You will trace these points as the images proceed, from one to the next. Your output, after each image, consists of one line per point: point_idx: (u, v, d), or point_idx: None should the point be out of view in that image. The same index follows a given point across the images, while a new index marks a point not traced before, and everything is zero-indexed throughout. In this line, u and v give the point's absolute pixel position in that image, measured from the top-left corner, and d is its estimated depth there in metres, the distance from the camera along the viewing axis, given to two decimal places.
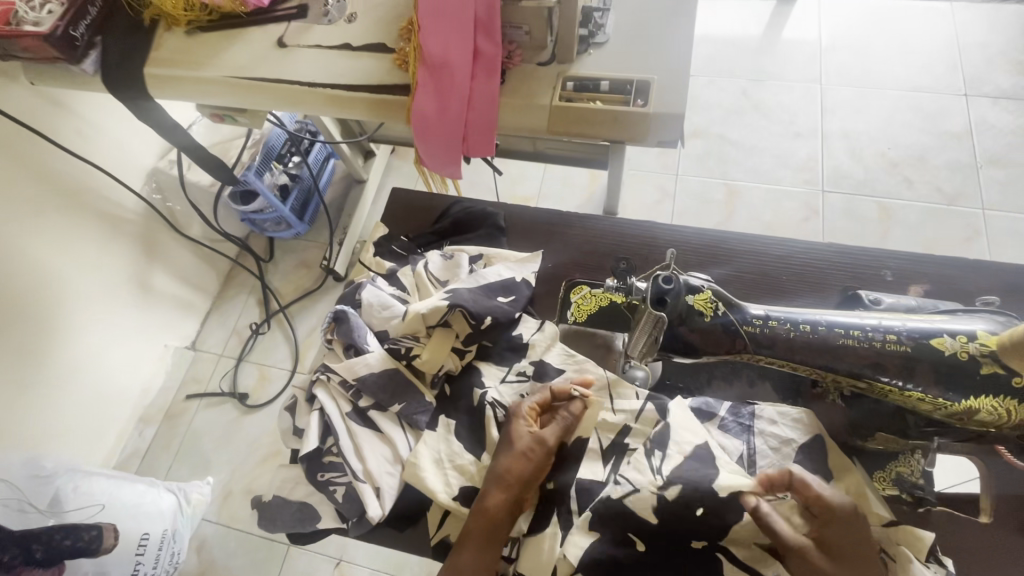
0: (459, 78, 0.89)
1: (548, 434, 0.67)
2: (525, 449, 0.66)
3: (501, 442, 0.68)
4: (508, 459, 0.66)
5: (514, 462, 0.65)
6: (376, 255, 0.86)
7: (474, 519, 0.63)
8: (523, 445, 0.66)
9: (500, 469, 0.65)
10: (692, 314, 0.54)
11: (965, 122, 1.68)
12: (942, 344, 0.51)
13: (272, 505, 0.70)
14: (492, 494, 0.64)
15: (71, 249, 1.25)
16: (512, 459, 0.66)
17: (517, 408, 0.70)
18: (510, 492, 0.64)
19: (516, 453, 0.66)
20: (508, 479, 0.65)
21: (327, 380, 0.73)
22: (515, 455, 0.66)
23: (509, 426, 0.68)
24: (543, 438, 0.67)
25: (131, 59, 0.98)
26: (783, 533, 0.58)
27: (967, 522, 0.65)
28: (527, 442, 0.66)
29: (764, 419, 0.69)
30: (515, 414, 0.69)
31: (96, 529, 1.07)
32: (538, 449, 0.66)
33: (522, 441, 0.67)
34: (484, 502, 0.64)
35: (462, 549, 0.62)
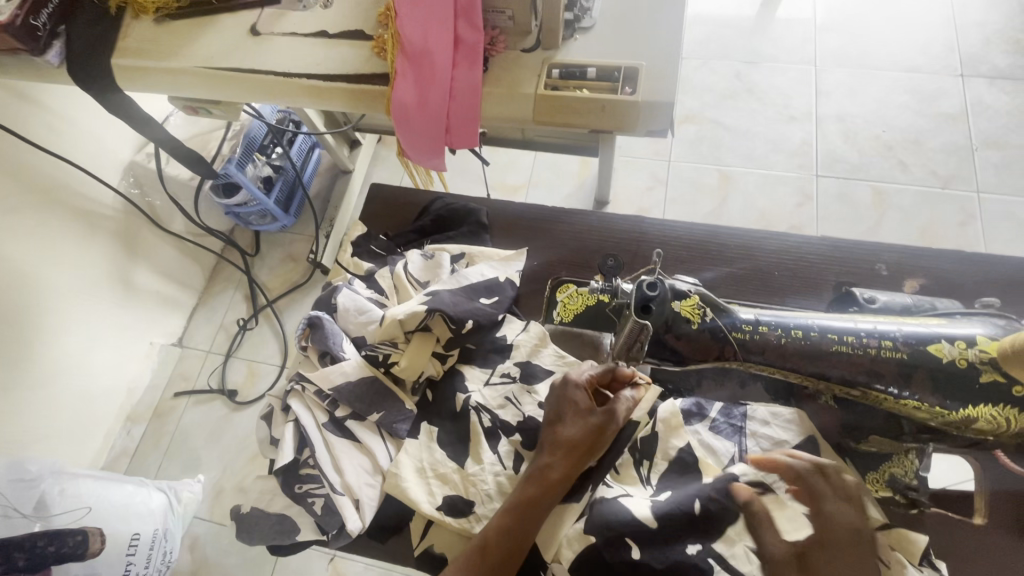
0: (439, 68, 0.85)
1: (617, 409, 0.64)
2: (595, 424, 0.63)
3: (566, 410, 0.64)
4: (577, 431, 0.63)
5: (584, 437, 0.63)
6: (355, 255, 0.83)
7: (534, 485, 0.62)
8: (594, 419, 0.63)
9: (569, 440, 0.63)
10: (679, 320, 0.52)
11: (961, 104, 1.64)
12: (939, 350, 0.49)
13: (250, 518, 0.68)
14: (559, 464, 0.62)
15: (47, 247, 1.21)
16: (582, 432, 0.63)
17: (585, 379, 0.65)
18: (576, 463, 0.63)
19: (585, 425, 0.63)
20: (575, 450, 0.63)
21: (302, 390, 0.70)
22: (586, 428, 0.63)
23: (576, 397, 0.64)
24: (615, 414, 0.64)
25: (96, 47, 0.93)
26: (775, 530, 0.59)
27: (960, 523, 0.63)
28: (596, 416, 0.63)
29: (756, 420, 0.68)
30: (583, 386, 0.65)
31: (82, 534, 1.04)
32: (607, 424, 0.64)
33: (593, 416, 0.63)
34: (549, 470, 0.62)
35: (506, 523, 0.60)
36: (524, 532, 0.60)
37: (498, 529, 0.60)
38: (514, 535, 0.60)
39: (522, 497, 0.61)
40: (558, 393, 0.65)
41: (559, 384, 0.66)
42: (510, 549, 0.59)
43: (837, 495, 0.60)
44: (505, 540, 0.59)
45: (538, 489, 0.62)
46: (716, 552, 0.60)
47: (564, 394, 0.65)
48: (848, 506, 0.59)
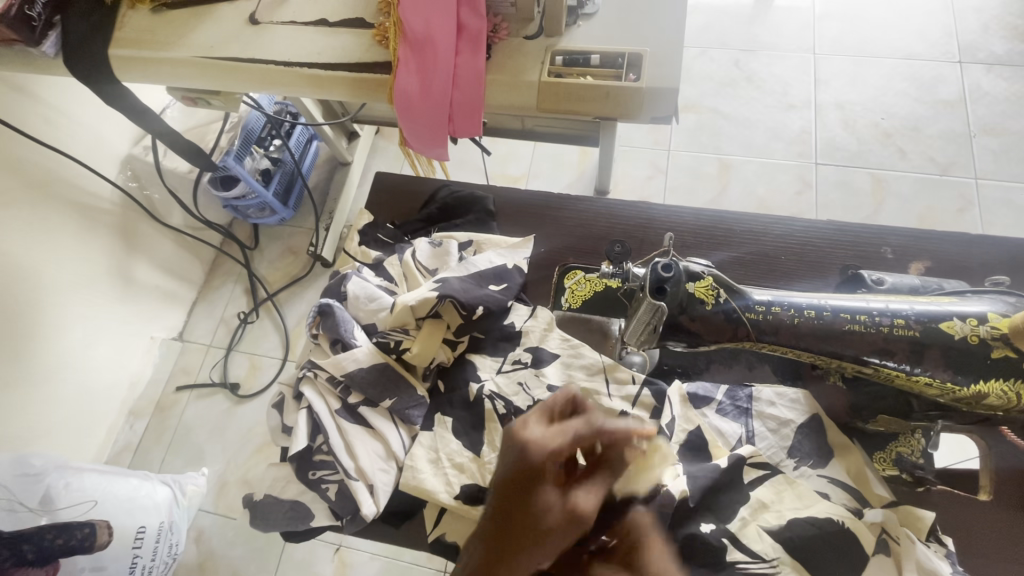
0: (444, 54, 0.84)
1: (588, 499, 0.48)
2: (562, 524, 0.47)
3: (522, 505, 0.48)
4: (533, 530, 0.47)
5: (545, 539, 0.47)
6: (361, 244, 0.83)
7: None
8: (558, 519, 0.47)
9: (504, 527, 0.48)
10: (693, 302, 0.52)
11: (960, 90, 1.65)
12: (951, 327, 0.49)
13: (264, 505, 0.68)
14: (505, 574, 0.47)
15: (46, 241, 1.20)
16: (539, 534, 0.47)
17: (544, 455, 0.49)
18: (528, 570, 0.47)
19: (547, 525, 0.47)
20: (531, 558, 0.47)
21: (314, 377, 0.71)
22: (547, 530, 0.47)
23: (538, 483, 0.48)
24: (583, 503, 0.48)
25: (93, 36, 0.92)
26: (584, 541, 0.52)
27: (967, 502, 0.64)
28: (562, 514, 0.47)
29: (763, 401, 0.69)
30: (544, 464, 0.49)
31: (89, 526, 1.05)
32: (575, 522, 0.48)
33: (558, 512, 0.48)
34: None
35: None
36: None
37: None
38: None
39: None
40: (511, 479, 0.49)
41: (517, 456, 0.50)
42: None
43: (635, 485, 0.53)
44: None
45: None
46: (728, 531, 0.61)
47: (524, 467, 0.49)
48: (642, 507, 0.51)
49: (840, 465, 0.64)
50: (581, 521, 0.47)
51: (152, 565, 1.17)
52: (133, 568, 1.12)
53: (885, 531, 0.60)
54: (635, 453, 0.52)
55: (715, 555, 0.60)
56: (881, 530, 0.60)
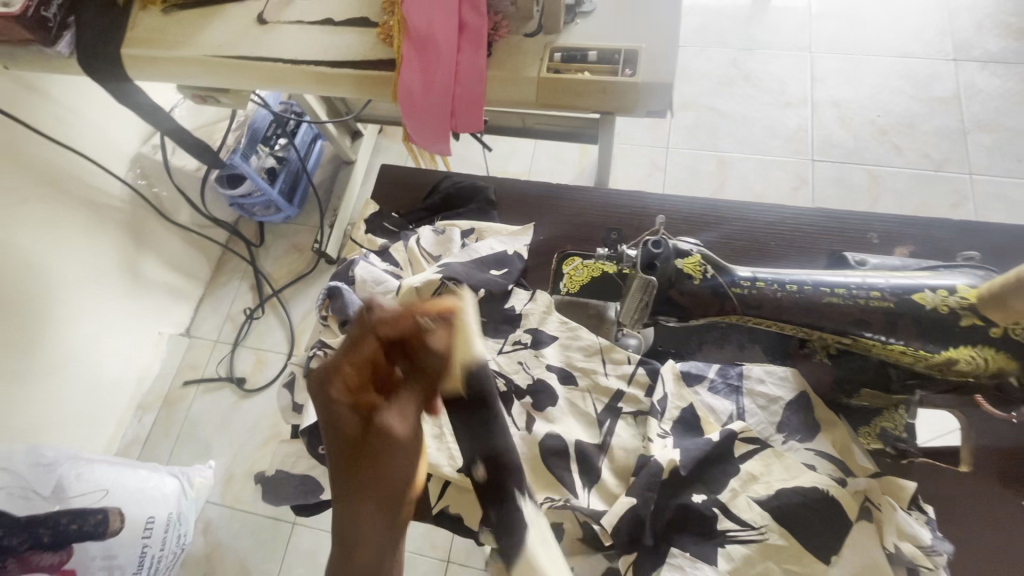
0: (446, 50, 0.88)
1: (392, 400, 0.47)
2: (363, 431, 0.46)
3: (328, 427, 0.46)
4: (343, 445, 0.46)
5: (356, 454, 0.45)
6: (368, 232, 0.86)
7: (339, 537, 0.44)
8: (356, 426, 0.46)
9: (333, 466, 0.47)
10: (682, 277, 0.55)
11: (954, 87, 1.68)
12: (923, 298, 0.52)
13: (276, 480, 0.72)
14: (348, 497, 0.45)
15: (58, 236, 1.23)
16: (351, 449, 0.46)
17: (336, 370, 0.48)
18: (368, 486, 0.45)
19: (352, 440, 0.46)
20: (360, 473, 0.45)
21: (324, 356, 0.72)
22: (352, 442, 0.46)
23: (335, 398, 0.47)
24: (388, 409, 0.47)
25: (105, 37, 0.95)
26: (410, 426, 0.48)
27: (949, 474, 0.67)
28: (357, 421, 0.46)
29: (753, 378, 0.72)
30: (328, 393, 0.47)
31: (102, 514, 1.09)
32: (381, 423, 0.46)
33: (355, 424, 0.46)
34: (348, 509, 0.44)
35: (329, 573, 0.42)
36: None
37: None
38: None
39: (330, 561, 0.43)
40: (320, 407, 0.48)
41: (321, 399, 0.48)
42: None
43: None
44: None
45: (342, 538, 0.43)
46: (718, 502, 0.64)
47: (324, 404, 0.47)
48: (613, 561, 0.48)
49: (827, 438, 0.67)
50: (387, 424, 0.46)
51: (161, 554, 1.20)
52: (142, 557, 1.15)
53: (868, 499, 0.63)
54: (427, 331, 0.48)
55: (706, 523, 0.63)
56: (864, 498, 0.63)
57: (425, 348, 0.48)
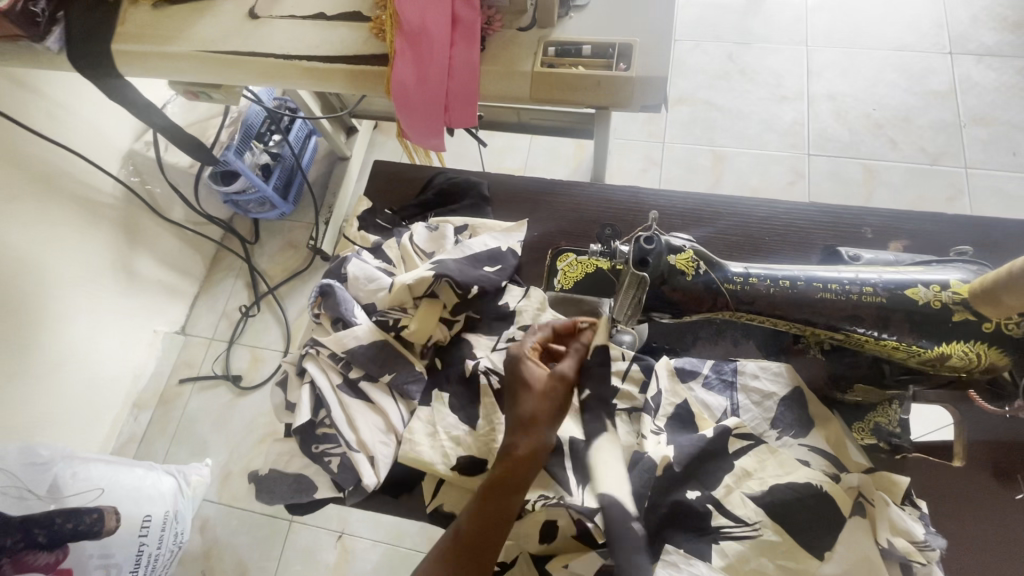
0: (439, 44, 0.87)
1: (569, 367, 0.62)
2: (547, 390, 0.61)
3: (519, 386, 0.62)
4: (528, 399, 0.61)
5: (536, 407, 0.61)
6: (361, 229, 0.86)
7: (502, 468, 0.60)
8: (540, 385, 0.61)
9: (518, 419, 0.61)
10: (674, 273, 0.55)
11: (949, 80, 1.67)
12: (916, 294, 0.52)
13: (269, 479, 0.72)
14: (520, 440, 0.60)
15: (50, 235, 1.22)
16: (537, 403, 0.61)
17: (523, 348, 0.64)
18: (541, 437, 0.60)
19: (538, 394, 0.61)
20: (536, 424, 0.60)
21: (317, 354, 0.73)
22: (536, 397, 0.61)
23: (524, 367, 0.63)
24: (563, 371, 0.62)
25: (96, 33, 0.94)
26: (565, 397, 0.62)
27: (942, 468, 0.67)
28: (545, 380, 0.62)
29: (747, 374, 0.72)
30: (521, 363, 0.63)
31: (98, 512, 1.08)
32: (561, 385, 0.62)
33: (542, 382, 0.62)
34: (513, 447, 0.60)
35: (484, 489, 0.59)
36: (505, 508, 0.59)
37: (472, 518, 0.59)
38: (482, 520, 0.59)
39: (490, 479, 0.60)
40: (510, 374, 0.64)
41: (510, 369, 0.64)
42: (491, 531, 0.58)
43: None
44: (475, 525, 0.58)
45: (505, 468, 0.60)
46: (712, 498, 0.64)
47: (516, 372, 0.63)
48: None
49: (820, 434, 0.67)
50: (568, 384, 0.61)
51: (159, 552, 1.20)
52: (139, 556, 1.15)
53: (861, 496, 0.63)
54: (586, 331, 0.65)
55: (702, 521, 0.63)
56: (857, 494, 0.63)
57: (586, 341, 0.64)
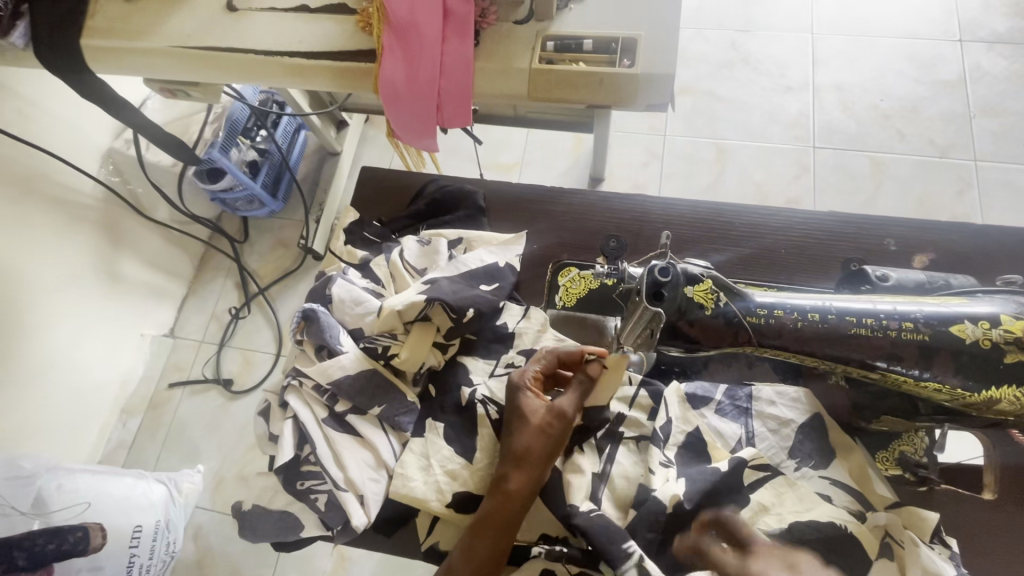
0: (430, 41, 0.80)
1: (567, 404, 0.62)
2: (541, 426, 0.61)
3: (515, 418, 0.62)
4: (522, 432, 0.61)
5: (529, 441, 0.61)
6: (348, 243, 0.80)
7: (492, 502, 0.60)
8: (537, 419, 0.62)
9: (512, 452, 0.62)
10: (692, 306, 0.51)
11: (959, 70, 1.61)
12: (963, 331, 0.48)
13: (252, 516, 0.67)
14: (512, 475, 0.60)
15: (27, 238, 1.14)
16: (530, 437, 0.61)
17: (523, 377, 0.64)
18: (534, 472, 0.60)
19: (532, 428, 0.61)
20: (528, 459, 0.61)
21: (300, 385, 0.68)
22: (532, 431, 0.61)
23: (521, 398, 0.63)
24: (559, 407, 0.62)
25: (65, 26, 0.87)
26: (562, 433, 0.62)
27: (973, 501, 0.63)
28: (542, 415, 0.62)
29: (762, 400, 0.67)
30: (520, 393, 0.63)
31: (82, 530, 0.98)
32: (557, 420, 0.61)
33: (537, 416, 0.62)
34: (505, 482, 0.60)
35: (475, 523, 0.59)
36: (494, 543, 0.58)
37: (462, 551, 0.58)
38: (474, 557, 0.58)
39: (482, 513, 0.60)
40: (508, 404, 0.64)
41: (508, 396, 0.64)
42: (478, 565, 0.58)
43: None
44: (466, 564, 0.58)
45: (495, 503, 0.59)
46: None
47: (514, 401, 0.63)
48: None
49: (842, 466, 0.63)
50: (566, 422, 0.61)
51: (149, 564, 1.10)
52: (129, 569, 1.06)
53: (889, 534, 0.59)
54: (592, 365, 0.63)
55: None
56: (885, 533, 0.59)
57: (591, 376, 0.62)
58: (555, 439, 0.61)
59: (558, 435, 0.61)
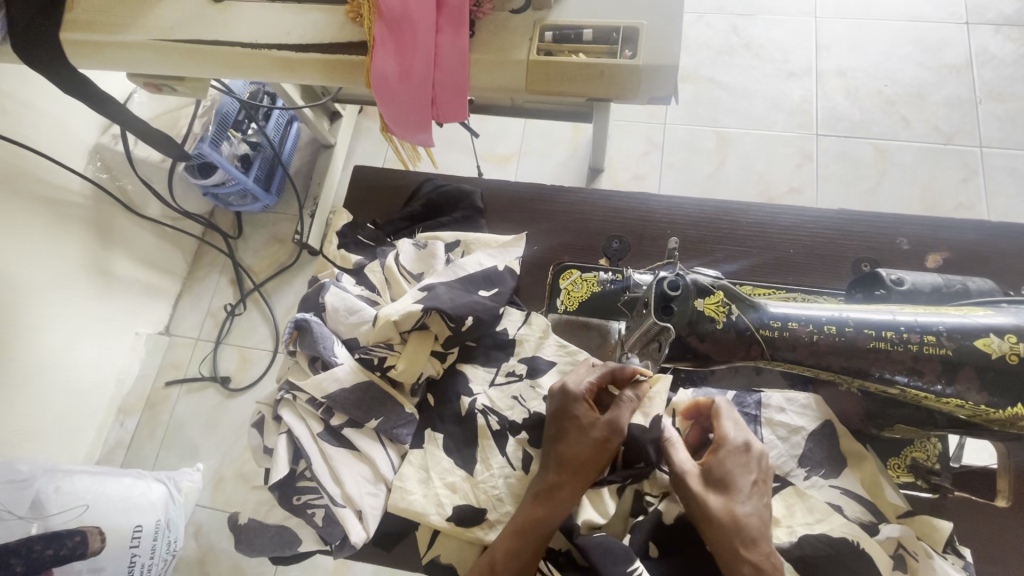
0: (422, 32, 0.76)
1: (622, 421, 0.59)
2: (598, 439, 0.59)
3: (570, 428, 0.60)
4: (580, 444, 0.59)
5: (587, 454, 0.59)
6: (341, 247, 0.77)
7: (541, 507, 0.59)
8: (592, 433, 0.59)
9: (563, 462, 0.60)
10: (702, 320, 0.50)
11: (966, 53, 1.57)
12: (988, 345, 0.47)
13: (249, 530, 0.66)
14: (565, 484, 0.59)
15: (18, 240, 1.11)
16: (586, 449, 0.59)
17: (580, 387, 0.61)
18: (585, 483, 0.59)
19: (589, 441, 0.59)
20: (582, 470, 0.59)
21: (294, 399, 0.67)
22: (587, 444, 0.59)
23: (576, 409, 0.60)
24: (617, 423, 0.59)
25: (42, 20, 0.83)
26: (614, 447, 0.59)
27: (986, 509, 0.64)
28: (599, 430, 0.59)
29: (772, 406, 0.66)
30: (577, 402, 0.60)
31: (81, 534, 0.94)
32: (612, 435, 0.59)
33: (595, 430, 0.59)
34: (557, 490, 0.59)
35: (519, 526, 0.58)
36: (537, 549, 0.58)
37: (504, 552, 0.57)
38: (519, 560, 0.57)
39: (525, 517, 0.59)
40: (559, 411, 0.61)
41: (557, 399, 0.62)
42: (519, 568, 0.57)
43: (737, 495, 0.57)
44: (512, 566, 0.57)
45: (545, 509, 0.59)
46: None
47: (566, 409, 0.61)
48: (740, 508, 0.57)
49: (854, 476, 0.62)
50: (621, 439, 0.59)
51: (153, 564, 1.04)
52: (131, 569, 1.00)
53: (902, 547, 0.58)
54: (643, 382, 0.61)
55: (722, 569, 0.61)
56: (898, 545, 0.58)
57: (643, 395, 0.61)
58: (604, 454, 0.59)
59: (607, 450, 0.59)
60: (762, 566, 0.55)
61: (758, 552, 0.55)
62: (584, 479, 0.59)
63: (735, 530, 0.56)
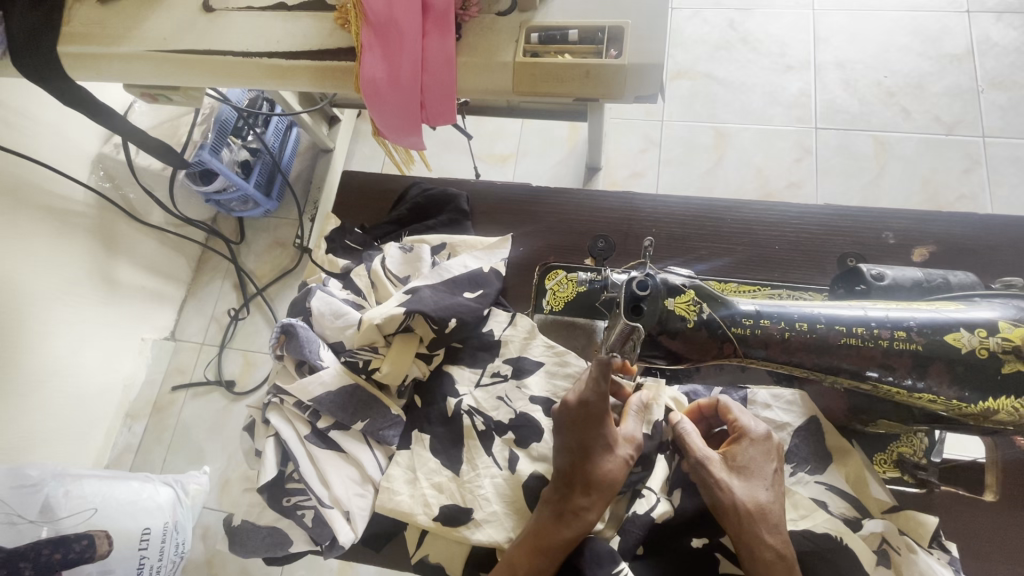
0: (409, 37, 0.77)
1: (636, 432, 0.63)
2: (627, 457, 0.61)
3: (592, 445, 0.59)
4: (604, 460, 0.60)
5: (615, 471, 0.60)
6: (329, 252, 0.78)
7: (565, 526, 0.59)
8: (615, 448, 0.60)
9: (587, 480, 0.59)
10: (672, 317, 0.50)
11: (966, 43, 1.55)
12: (958, 340, 0.47)
13: (241, 531, 0.67)
14: (589, 502, 0.59)
15: (25, 249, 1.13)
16: (608, 464, 0.60)
17: (596, 395, 0.58)
18: (609, 497, 0.60)
19: (613, 456, 0.60)
20: (604, 486, 0.59)
21: (281, 403, 0.68)
22: (612, 459, 0.60)
23: (594, 421, 0.59)
24: (633, 435, 0.62)
25: (39, 32, 0.84)
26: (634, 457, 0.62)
27: (970, 503, 0.64)
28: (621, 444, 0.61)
29: (759, 403, 0.67)
30: (597, 415, 0.59)
31: (87, 537, 0.96)
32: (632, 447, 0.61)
33: (621, 448, 0.61)
34: (586, 509, 0.59)
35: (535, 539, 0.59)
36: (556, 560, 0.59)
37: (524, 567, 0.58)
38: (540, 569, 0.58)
39: (542, 529, 0.59)
40: (577, 425, 0.59)
41: (572, 413, 0.60)
42: None
43: (759, 484, 0.58)
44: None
45: (568, 525, 0.59)
46: (721, 546, 0.63)
47: (583, 422, 0.59)
48: (763, 495, 0.58)
49: (839, 472, 0.63)
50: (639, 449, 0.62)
51: (160, 566, 1.06)
52: (139, 572, 1.02)
53: (886, 541, 0.59)
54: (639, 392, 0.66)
55: (707, 567, 0.62)
56: (882, 540, 0.59)
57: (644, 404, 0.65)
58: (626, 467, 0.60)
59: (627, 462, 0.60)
60: (783, 552, 0.56)
61: (779, 538, 0.57)
62: (608, 493, 0.60)
63: (760, 517, 0.57)
